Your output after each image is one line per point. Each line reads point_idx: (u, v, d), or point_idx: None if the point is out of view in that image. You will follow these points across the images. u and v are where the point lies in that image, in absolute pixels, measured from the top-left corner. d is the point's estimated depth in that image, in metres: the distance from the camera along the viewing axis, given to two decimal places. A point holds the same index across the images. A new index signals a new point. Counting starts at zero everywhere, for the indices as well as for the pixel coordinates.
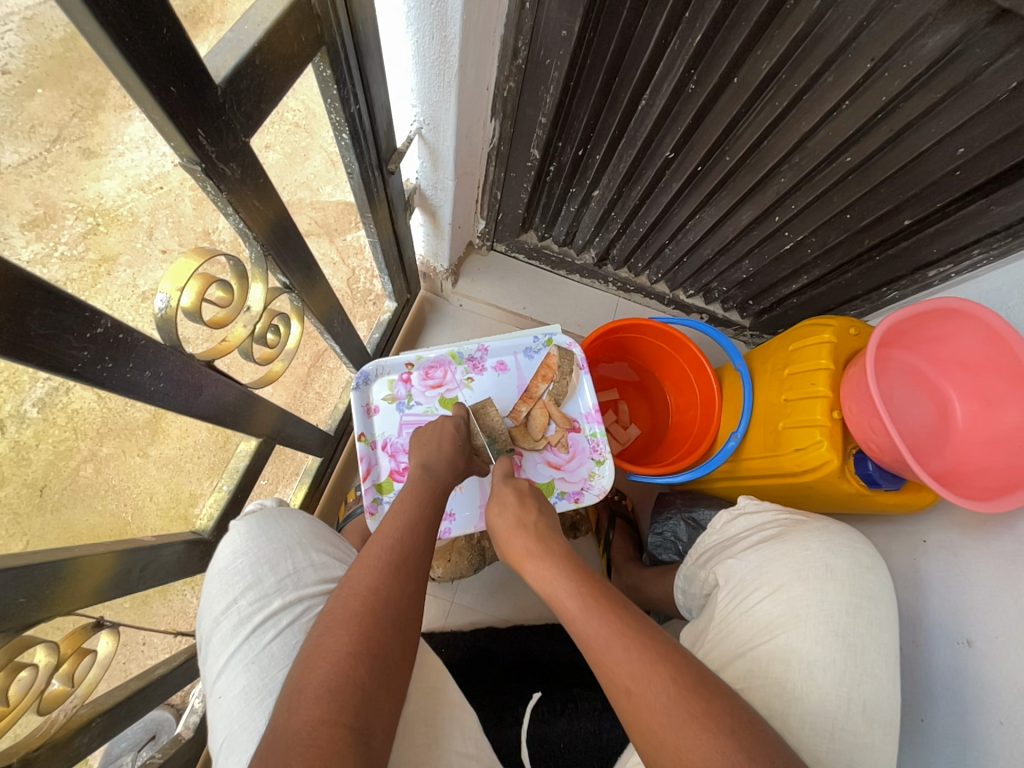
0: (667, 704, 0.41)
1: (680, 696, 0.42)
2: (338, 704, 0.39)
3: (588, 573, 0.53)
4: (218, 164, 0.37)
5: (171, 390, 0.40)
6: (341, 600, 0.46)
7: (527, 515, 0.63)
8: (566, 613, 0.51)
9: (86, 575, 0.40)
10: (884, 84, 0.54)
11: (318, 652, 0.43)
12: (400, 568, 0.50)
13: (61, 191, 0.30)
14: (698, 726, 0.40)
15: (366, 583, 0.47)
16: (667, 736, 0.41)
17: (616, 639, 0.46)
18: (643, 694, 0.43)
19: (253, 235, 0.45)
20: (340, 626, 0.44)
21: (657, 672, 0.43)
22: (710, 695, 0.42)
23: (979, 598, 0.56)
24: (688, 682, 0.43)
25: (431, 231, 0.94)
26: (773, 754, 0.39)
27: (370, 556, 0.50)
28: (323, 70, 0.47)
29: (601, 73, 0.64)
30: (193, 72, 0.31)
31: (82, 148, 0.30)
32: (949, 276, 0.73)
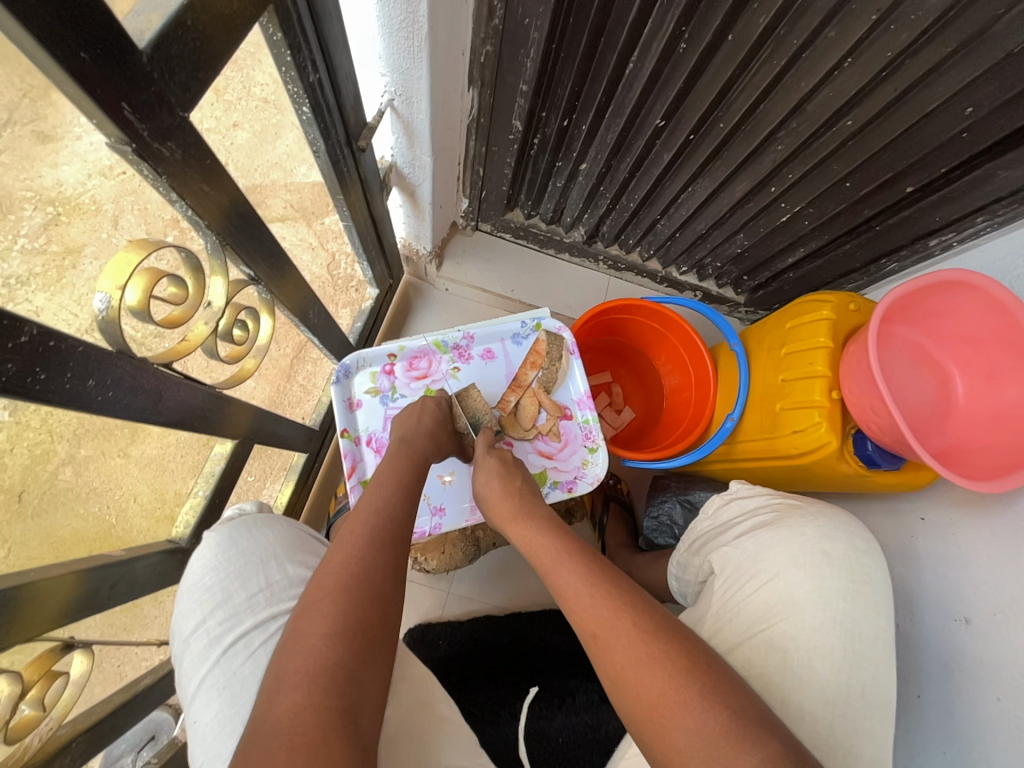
0: (628, 645, 0.42)
1: (639, 638, 0.42)
2: (318, 689, 0.38)
3: (564, 532, 0.54)
4: (151, 143, 0.33)
5: (123, 398, 0.37)
6: (317, 581, 0.45)
7: (511, 479, 0.63)
8: (540, 564, 0.52)
9: (47, 600, 0.38)
10: (890, 38, 0.50)
11: (297, 638, 0.41)
12: (378, 540, 0.48)
13: (16, 179, 0.27)
14: (655, 667, 0.41)
15: (342, 559, 0.46)
16: (630, 677, 0.41)
17: (585, 588, 0.47)
18: (608, 637, 0.43)
19: (206, 224, 0.41)
20: (317, 605, 0.42)
21: (620, 616, 0.44)
22: (668, 641, 0.42)
23: (976, 576, 0.56)
24: (650, 626, 0.43)
25: (412, 212, 0.89)
26: (724, 688, 0.40)
27: (348, 532, 0.49)
28: (274, 33, 0.42)
29: (585, 34, 0.59)
30: (109, 35, 0.27)
31: (36, 132, 0.27)
32: (951, 244, 0.70)
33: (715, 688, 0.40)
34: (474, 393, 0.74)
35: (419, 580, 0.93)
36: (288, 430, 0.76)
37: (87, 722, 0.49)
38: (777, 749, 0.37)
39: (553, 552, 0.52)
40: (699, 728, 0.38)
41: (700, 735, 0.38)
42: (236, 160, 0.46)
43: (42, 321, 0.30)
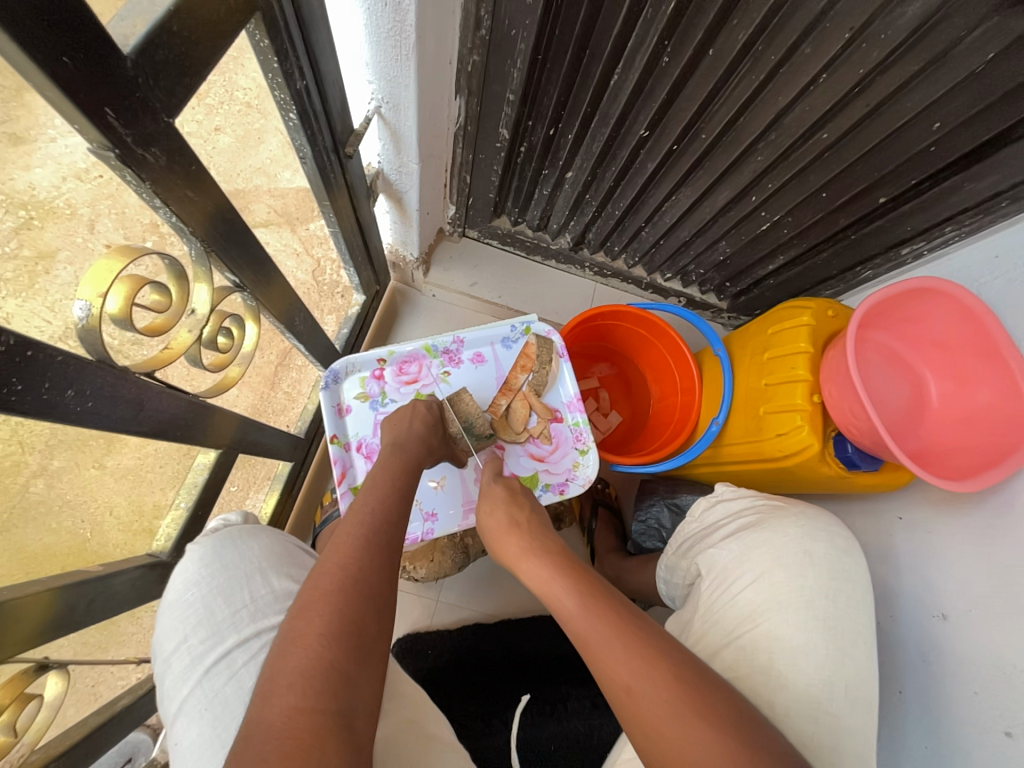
0: (668, 700, 0.42)
1: (679, 692, 0.42)
2: (314, 691, 0.37)
3: (580, 567, 0.53)
4: (135, 149, 0.32)
5: (103, 408, 0.36)
6: (311, 582, 0.44)
7: (516, 508, 0.62)
8: (555, 603, 0.51)
9: (19, 620, 0.36)
10: (862, 55, 0.53)
11: (292, 639, 0.40)
12: (373, 543, 0.48)
13: None
14: (699, 724, 0.40)
15: (338, 560, 0.45)
16: (669, 733, 0.41)
17: (613, 637, 0.45)
18: (642, 689, 0.43)
19: (190, 231, 0.40)
20: (312, 607, 0.41)
21: (658, 667, 0.43)
22: (708, 695, 0.42)
23: (951, 572, 0.58)
24: (688, 677, 0.43)
25: (398, 218, 0.89)
26: (764, 742, 0.41)
27: (343, 533, 0.48)
28: (260, 39, 0.42)
29: (571, 45, 0.61)
30: (92, 40, 0.27)
31: (8, 134, 0.26)
32: (922, 253, 0.73)
33: (756, 746, 0.40)
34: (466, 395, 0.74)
35: (408, 589, 0.92)
36: (273, 439, 0.75)
37: (61, 746, 0.47)
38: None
39: (569, 590, 0.50)
40: None
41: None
42: (222, 166, 0.45)
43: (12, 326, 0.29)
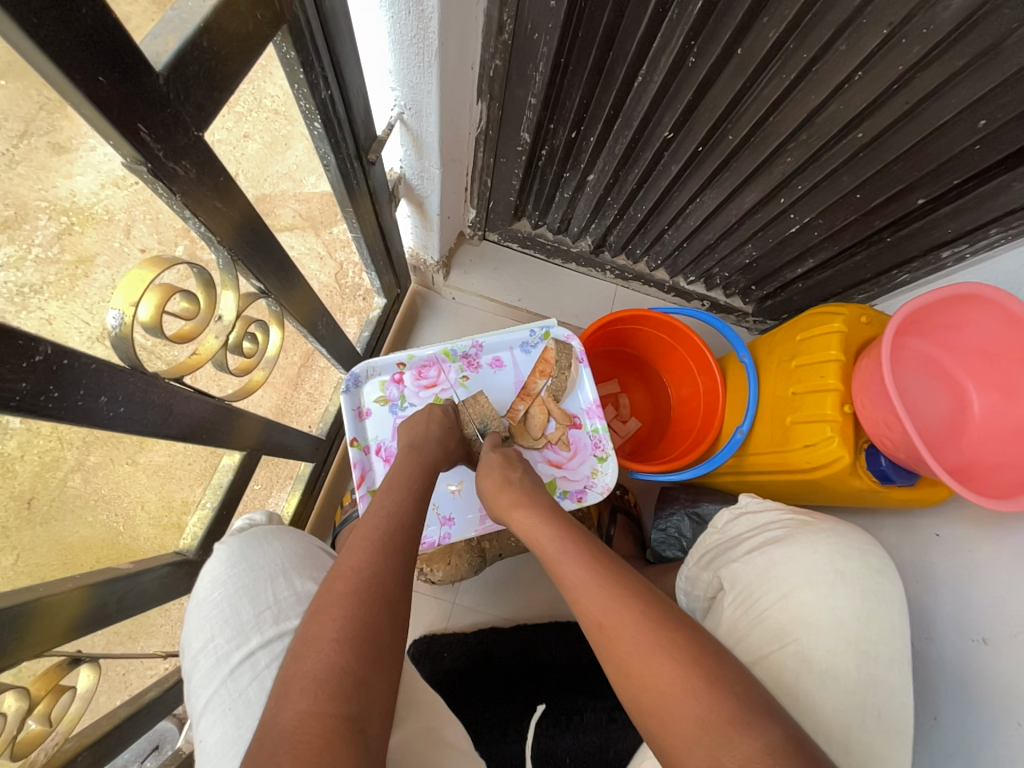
0: (636, 634, 0.42)
1: (648, 627, 0.42)
2: (325, 695, 0.37)
3: (569, 523, 0.54)
4: (166, 162, 0.33)
5: (134, 413, 0.37)
6: (327, 586, 0.44)
7: (510, 470, 0.63)
8: (545, 557, 0.52)
9: (54, 616, 0.38)
10: (902, 51, 0.50)
11: (307, 642, 0.40)
12: (389, 546, 0.48)
13: (32, 190, 0.28)
14: (664, 655, 0.40)
15: (352, 564, 0.46)
16: (635, 665, 0.41)
17: (591, 579, 0.46)
18: (614, 626, 0.43)
19: (218, 240, 0.41)
20: (325, 612, 0.42)
21: (627, 605, 0.44)
22: (676, 630, 0.42)
23: (993, 594, 0.54)
24: (658, 616, 0.43)
25: (419, 222, 0.90)
26: (732, 677, 0.40)
27: (360, 537, 0.49)
28: (286, 50, 0.42)
29: (594, 47, 0.60)
30: (126, 58, 0.27)
31: (52, 144, 0.28)
32: (964, 256, 0.69)
33: (724, 680, 0.39)
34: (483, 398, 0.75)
35: (424, 590, 0.92)
36: (295, 440, 0.76)
37: (93, 736, 0.49)
38: (778, 736, 0.36)
39: (557, 542, 0.52)
40: (704, 716, 0.37)
41: (698, 719, 0.37)
42: (251, 173, 0.47)
43: (55, 330, 0.31)
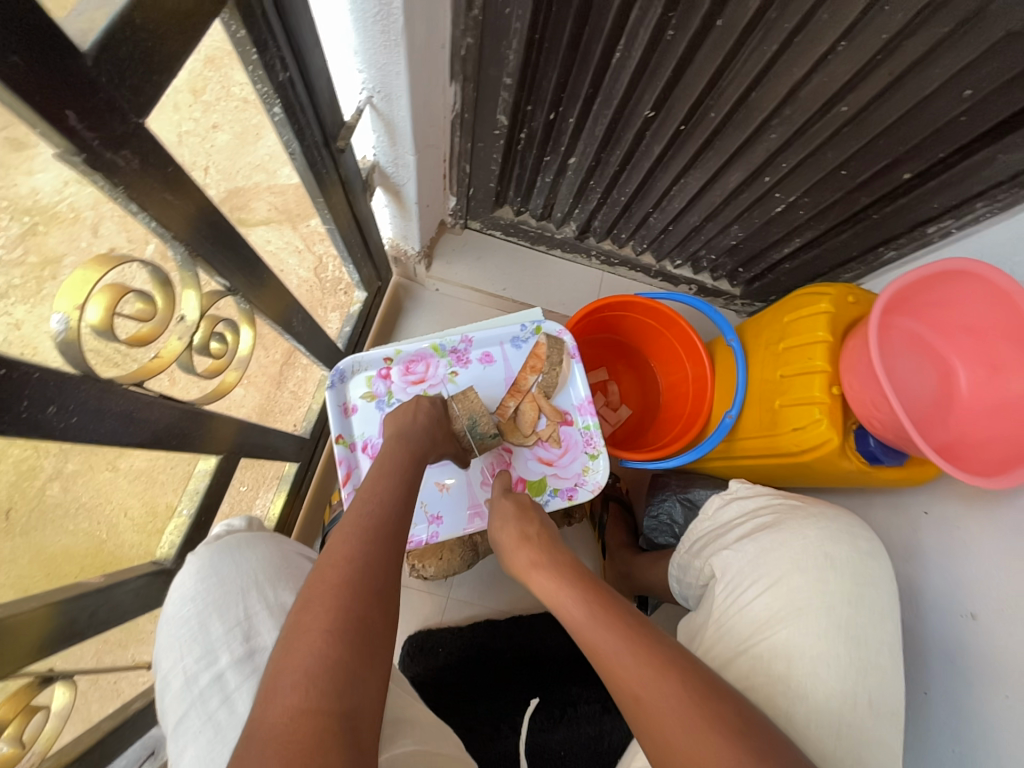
0: (677, 710, 0.41)
1: (690, 701, 0.41)
2: (317, 690, 0.35)
3: (592, 579, 0.52)
4: (103, 152, 0.31)
5: (89, 423, 0.35)
6: (316, 577, 0.42)
7: (526, 523, 0.61)
8: (566, 616, 0.50)
9: (18, 638, 0.36)
10: (885, 20, 0.49)
11: (296, 633, 0.38)
12: (380, 533, 0.47)
13: None
14: (711, 735, 0.39)
15: (344, 552, 0.44)
16: (680, 745, 0.40)
17: (622, 646, 0.45)
18: (654, 701, 0.41)
19: (173, 236, 0.39)
20: (316, 601, 0.40)
21: (667, 677, 0.42)
22: (719, 704, 0.41)
23: (981, 570, 0.55)
24: (698, 687, 0.42)
25: (397, 212, 0.87)
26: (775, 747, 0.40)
27: (350, 525, 0.47)
28: (237, 29, 0.39)
29: (569, 22, 0.57)
30: (49, 38, 0.25)
31: (9, 139, 0.27)
32: (950, 231, 0.68)
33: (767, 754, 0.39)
34: (474, 394, 0.73)
35: (418, 586, 0.92)
36: (278, 440, 0.74)
37: (75, 753, 0.48)
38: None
39: (579, 602, 0.49)
40: None
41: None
42: (220, 164, 0.45)
43: (24, 335, 0.30)
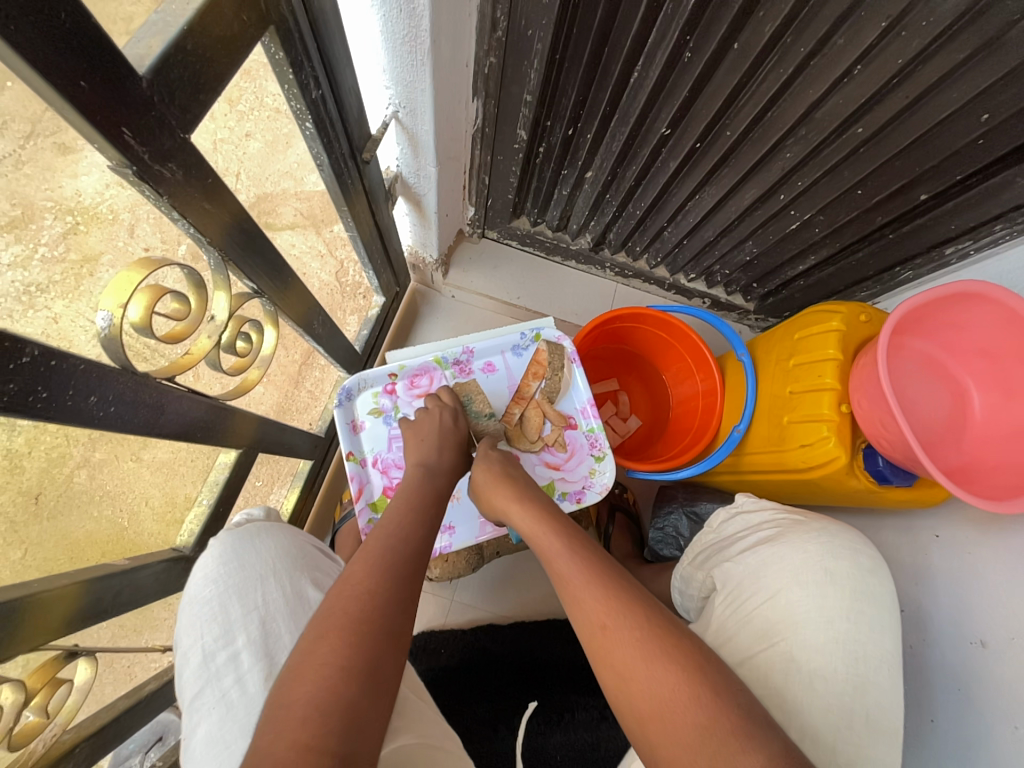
0: (638, 637, 0.43)
1: (653, 631, 0.44)
2: (324, 729, 0.34)
3: (565, 521, 0.56)
4: (151, 165, 0.33)
5: (125, 413, 0.38)
6: (332, 606, 0.43)
7: (511, 467, 0.66)
8: (543, 552, 0.53)
9: (48, 613, 0.39)
10: (901, 45, 0.50)
11: (306, 665, 0.38)
12: (400, 568, 0.47)
13: (38, 190, 0.29)
14: (668, 661, 0.42)
15: (364, 586, 0.44)
16: (632, 668, 0.42)
17: (590, 580, 0.48)
18: (616, 628, 0.44)
19: (208, 241, 0.42)
20: (332, 634, 0.40)
21: (632, 607, 0.45)
22: (677, 636, 0.44)
23: (991, 597, 0.54)
24: (661, 622, 0.45)
25: (418, 220, 0.90)
26: (733, 684, 0.42)
27: (373, 552, 0.48)
28: (275, 51, 0.42)
29: (590, 42, 0.59)
30: (108, 62, 0.28)
31: (57, 144, 0.29)
32: (968, 253, 0.68)
33: (718, 687, 0.41)
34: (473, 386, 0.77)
35: (423, 587, 0.93)
36: (294, 437, 0.77)
37: (90, 728, 0.50)
38: (778, 747, 0.38)
39: (556, 541, 0.53)
40: (706, 723, 0.39)
41: (707, 730, 0.38)
42: (253, 171, 0.48)
43: (61, 329, 0.32)
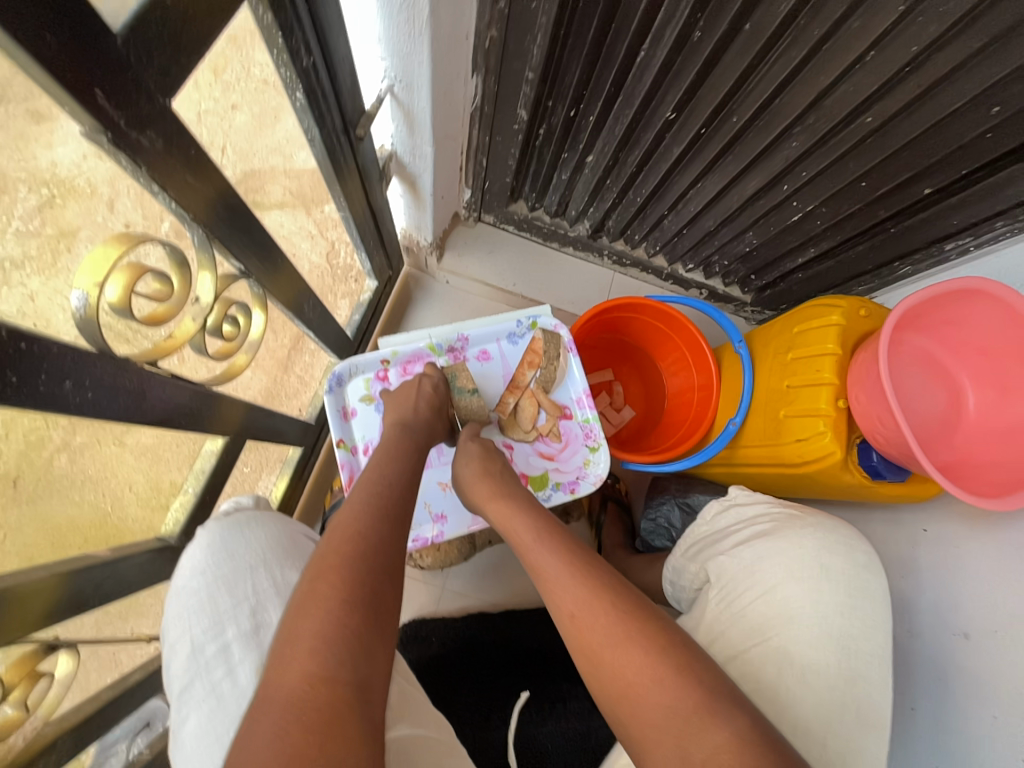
0: (607, 625, 0.43)
1: (619, 617, 0.43)
2: (335, 659, 0.34)
3: (545, 515, 0.56)
4: (128, 132, 0.31)
5: (104, 399, 0.36)
6: (326, 545, 0.42)
7: (490, 462, 0.64)
8: (520, 545, 0.53)
9: (25, 605, 0.37)
10: (916, 31, 0.48)
11: (309, 601, 0.37)
12: (385, 511, 0.47)
13: (10, 161, 0.27)
14: (633, 646, 0.42)
15: (354, 527, 0.44)
16: (607, 656, 0.42)
17: (565, 570, 0.48)
18: (587, 618, 0.44)
19: (191, 219, 0.40)
20: (330, 571, 0.39)
21: (601, 597, 0.45)
22: (644, 620, 0.43)
23: (977, 592, 0.55)
24: (628, 606, 0.44)
25: (412, 202, 0.87)
26: (700, 660, 0.42)
27: (358, 499, 0.48)
28: (263, 14, 0.40)
29: (595, 19, 0.57)
30: (79, 16, 0.25)
31: (31, 109, 0.27)
32: (968, 249, 0.67)
33: (679, 667, 0.40)
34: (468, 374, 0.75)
35: (415, 575, 0.93)
36: (283, 424, 0.75)
37: (75, 719, 0.49)
38: (746, 723, 0.37)
39: (534, 532, 0.53)
40: (671, 704, 0.38)
41: (674, 712, 0.38)
42: (239, 144, 0.45)
43: (38, 307, 0.31)
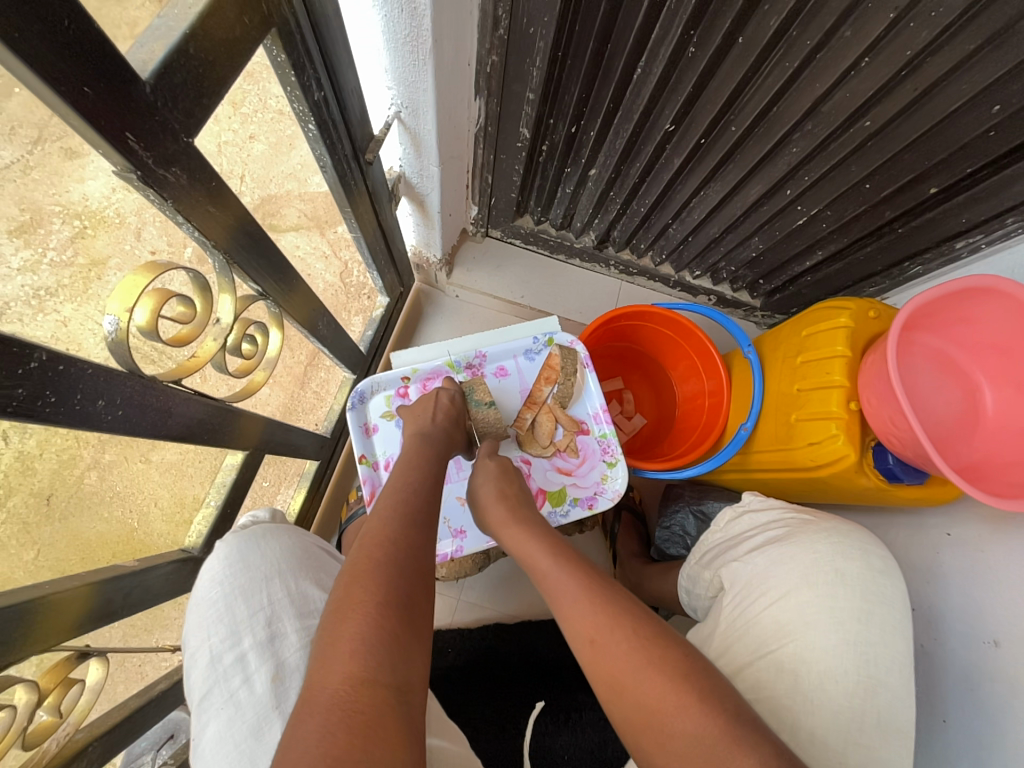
0: (635, 649, 0.43)
1: (647, 642, 0.44)
2: (374, 661, 0.35)
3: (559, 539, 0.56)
4: (155, 169, 0.34)
5: (133, 416, 0.38)
6: (360, 551, 0.44)
7: (506, 483, 0.65)
8: (538, 569, 0.53)
9: (58, 615, 0.39)
10: (909, 36, 0.49)
11: (346, 605, 0.38)
12: (413, 518, 0.49)
13: (47, 195, 0.29)
14: (663, 670, 0.42)
15: (386, 534, 0.46)
16: (636, 679, 0.42)
17: (587, 592, 0.48)
18: (614, 641, 0.44)
19: (212, 244, 0.42)
20: (364, 576, 0.41)
21: (627, 617, 0.45)
22: (666, 646, 0.43)
23: (1004, 596, 0.53)
24: (649, 632, 0.45)
25: (421, 220, 0.90)
26: (722, 687, 0.42)
27: (385, 507, 0.50)
28: (277, 53, 0.42)
29: (591, 40, 0.59)
30: (111, 67, 0.28)
31: (64, 149, 0.29)
32: (979, 246, 0.67)
33: (701, 694, 0.40)
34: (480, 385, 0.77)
35: None
36: (300, 438, 0.77)
37: (103, 726, 0.50)
38: (769, 750, 0.38)
39: (555, 554, 0.53)
40: (698, 732, 0.39)
41: (699, 739, 0.38)
42: (257, 173, 0.48)
43: (70, 332, 0.33)
